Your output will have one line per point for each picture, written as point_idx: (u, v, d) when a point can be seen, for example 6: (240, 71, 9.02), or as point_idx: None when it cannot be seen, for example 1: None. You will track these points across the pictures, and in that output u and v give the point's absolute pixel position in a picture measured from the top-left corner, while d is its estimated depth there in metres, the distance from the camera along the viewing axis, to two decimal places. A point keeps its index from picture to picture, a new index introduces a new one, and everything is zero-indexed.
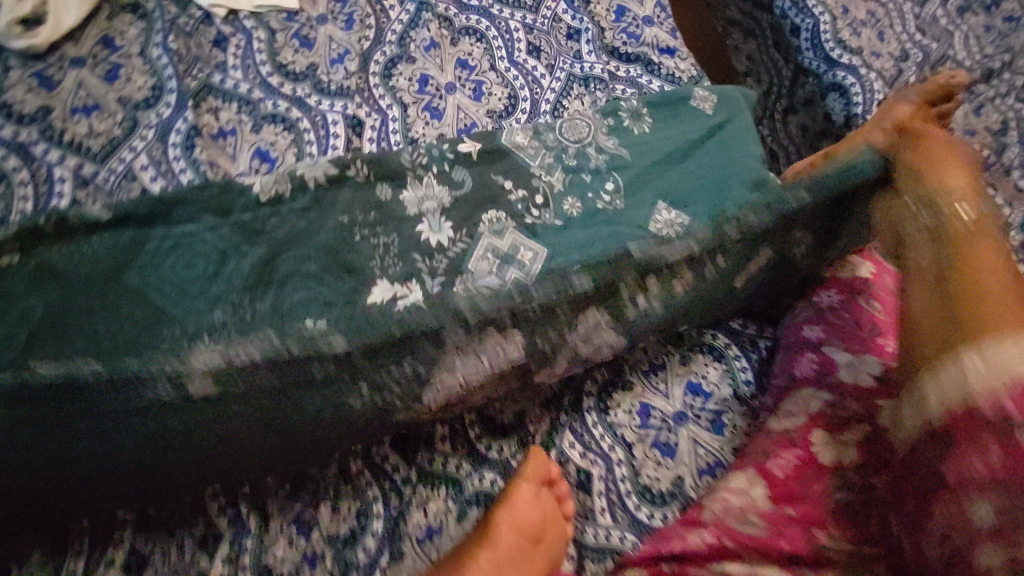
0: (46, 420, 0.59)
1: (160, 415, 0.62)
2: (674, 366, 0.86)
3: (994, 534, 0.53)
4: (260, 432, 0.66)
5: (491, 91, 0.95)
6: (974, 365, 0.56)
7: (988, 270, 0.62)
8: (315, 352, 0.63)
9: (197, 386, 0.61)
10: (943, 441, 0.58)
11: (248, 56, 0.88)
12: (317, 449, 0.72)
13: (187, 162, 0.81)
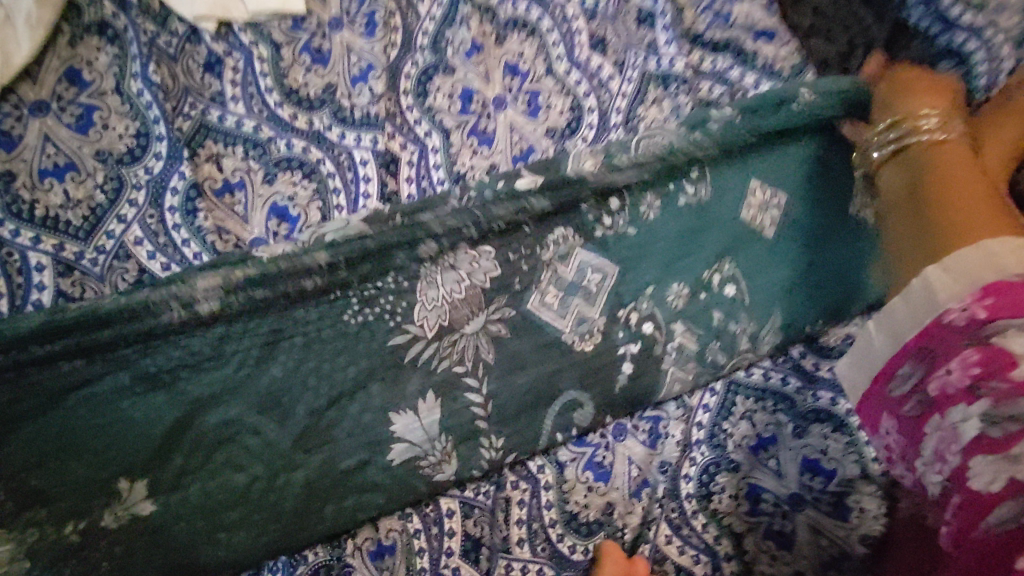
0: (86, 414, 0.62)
1: (174, 376, 0.63)
2: (785, 438, 0.71)
3: (991, 448, 0.46)
4: (226, 398, 0.64)
5: (549, 103, 0.77)
6: (938, 278, 0.54)
7: (968, 184, 0.60)
8: (307, 268, 0.64)
9: (204, 305, 0.62)
10: (926, 358, 0.53)
11: (250, 82, 0.70)
12: (324, 432, 0.66)
13: (189, 231, 0.66)
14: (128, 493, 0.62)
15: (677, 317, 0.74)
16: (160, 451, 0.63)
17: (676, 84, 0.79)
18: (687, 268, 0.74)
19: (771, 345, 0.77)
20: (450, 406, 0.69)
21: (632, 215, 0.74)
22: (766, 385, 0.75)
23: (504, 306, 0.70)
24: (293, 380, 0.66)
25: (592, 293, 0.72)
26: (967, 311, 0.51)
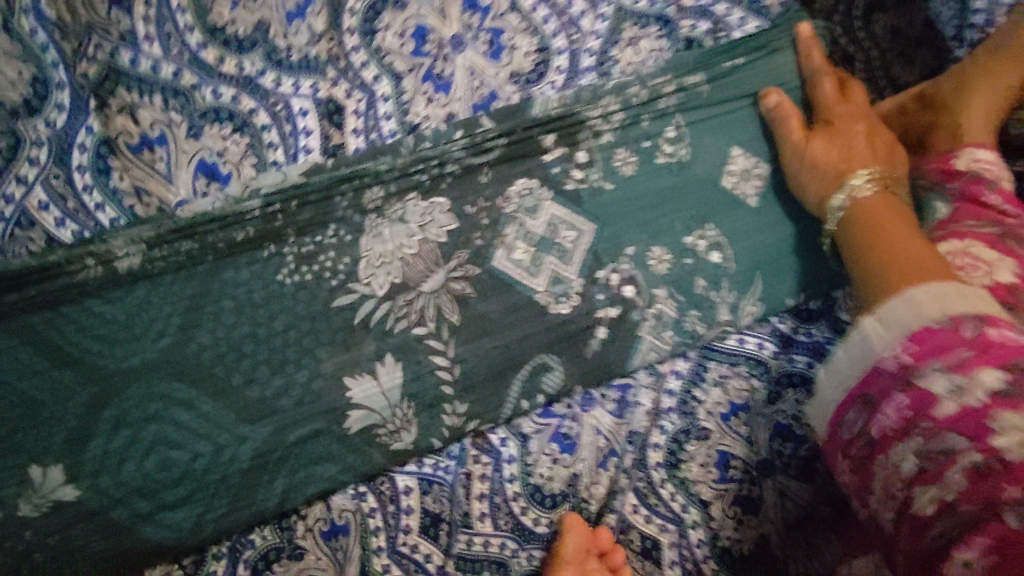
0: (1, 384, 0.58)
1: (99, 339, 0.59)
2: (758, 405, 0.69)
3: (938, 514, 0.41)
4: (159, 352, 0.59)
5: (513, 43, 0.69)
6: (873, 328, 0.49)
7: (901, 243, 0.53)
8: (266, 235, 0.62)
9: (125, 260, 0.59)
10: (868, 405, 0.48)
11: (164, 16, 0.60)
12: (259, 397, 0.61)
13: (102, 194, 0.60)
14: (44, 479, 0.57)
15: (661, 282, 0.67)
16: (81, 429, 0.58)
17: (658, 24, 0.72)
18: (668, 229, 0.68)
19: (752, 318, 0.69)
20: (410, 378, 0.63)
21: (603, 164, 0.68)
22: (738, 350, 0.71)
23: (466, 263, 0.65)
24: (232, 335, 0.61)
25: (566, 251, 0.66)
26: (898, 358, 0.46)
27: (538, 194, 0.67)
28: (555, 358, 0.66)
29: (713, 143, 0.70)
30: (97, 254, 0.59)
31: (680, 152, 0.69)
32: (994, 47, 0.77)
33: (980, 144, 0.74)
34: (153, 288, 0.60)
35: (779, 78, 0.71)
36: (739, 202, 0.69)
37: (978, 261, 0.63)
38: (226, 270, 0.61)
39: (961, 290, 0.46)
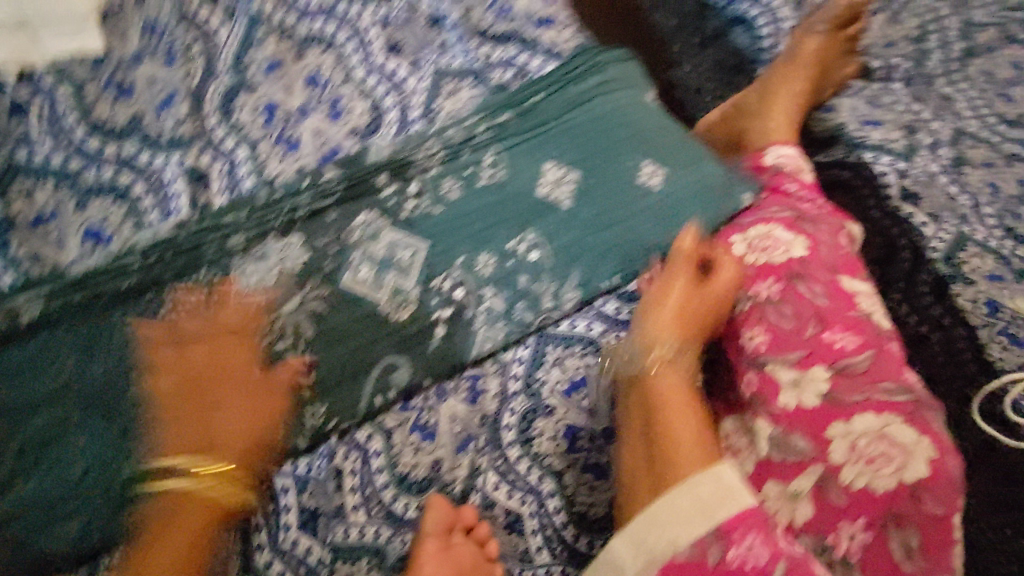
0: None
1: (12, 380, 0.69)
2: (597, 380, 0.78)
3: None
4: (61, 386, 0.69)
5: (350, 106, 0.84)
6: (621, 549, 0.64)
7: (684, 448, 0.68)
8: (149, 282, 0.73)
9: (27, 311, 0.70)
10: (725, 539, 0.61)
11: (56, 119, 0.77)
12: (145, 414, 0.69)
13: (6, 262, 0.73)
14: None
15: (487, 282, 0.79)
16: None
17: (470, 77, 0.88)
18: (491, 238, 0.80)
19: (573, 302, 0.81)
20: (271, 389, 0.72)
21: (431, 192, 0.81)
22: (572, 332, 0.81)
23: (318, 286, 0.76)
24: (123, 364, 0.70)
25: (404, 267, 0.78)
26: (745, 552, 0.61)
27: (377, 223, 0.79)
28: (400, 357, 0.77)
29: (526, 163, 0.84)
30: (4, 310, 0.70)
31: (497, 173, 0.83)
32: (770, 71, 1.03)
33: (785, 140, 0.94)
34: (54, 334, 0.71)
35: (571, 100, 0.87)
36: (551, 205, 0.82)
37: (778, 242, 0.79)
38: (116, 312, 0.72)
39: (721, 487, 0.63)
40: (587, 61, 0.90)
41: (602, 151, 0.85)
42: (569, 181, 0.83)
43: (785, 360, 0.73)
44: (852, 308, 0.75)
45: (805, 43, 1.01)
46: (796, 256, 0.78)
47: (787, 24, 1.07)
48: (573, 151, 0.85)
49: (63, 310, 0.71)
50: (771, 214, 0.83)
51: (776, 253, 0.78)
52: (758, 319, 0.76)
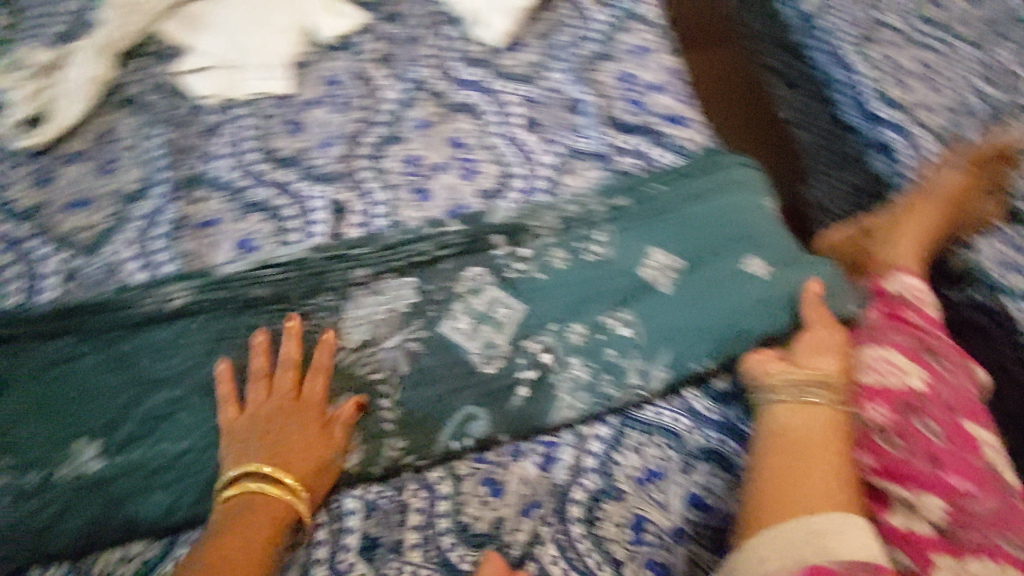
0: (62, 373, 0.74)
1: (147, 357, 0.76)
2: (673, 473, 0.77)
3: None
4: (185, 372, 0.76)
5: (483, 170, 0.91)
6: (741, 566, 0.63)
7: (814, 481, 0.67)
8: (280, 297, 0.80)
9: (175, 299, 0.78)
10: None
11: (238, 144, 0.88)
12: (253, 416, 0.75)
13: (170, 253, 0.82)
14: (80, 452, 0.71)
15: (574, 352, 0.82)
16: (113, 419, 0.73)
17: (597, 159, 0.93)
18: (588, 312, 0.83)
19: (657, 389, 0.81)
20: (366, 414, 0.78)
21: (542, 259, 0.86)
22: (655, 421, 0.80)
23: (418, 328, 0.82)
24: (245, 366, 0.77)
25: (502, 326, 0.82)
26: None
27: (484, 278, 0.84)
28: (480, 409, 0.79)
29: (635, 245, 0.86)
30: (155, 293, 0.78)
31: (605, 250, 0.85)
32: (903, 197, 1.01)
33: (911, 270, 0.90)
34: (191, 325, 0.78)
35: (688, 193, 0.90)
36: (651, 287, 0.84)
37: (894, 367, 0.76)
38: (245, 316, 0.79)
39: (848, 535, 0.62)
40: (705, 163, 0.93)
41: (718, 246, 0.87)
42: (675, 270, 0.85)
43: (895, 482, 0.71)
44: (977, 457, 0.72)
45: (940, 177, 0.99)
46: (912, 386, 0.75)
47: (933, 156, 1.00)
48: (683, 243, 0.86)
49: (203, 305, 0.78)
50: (889, 336, 0.80)
51: (893, 378, 0.76)
52: (885, 420, 0.74)
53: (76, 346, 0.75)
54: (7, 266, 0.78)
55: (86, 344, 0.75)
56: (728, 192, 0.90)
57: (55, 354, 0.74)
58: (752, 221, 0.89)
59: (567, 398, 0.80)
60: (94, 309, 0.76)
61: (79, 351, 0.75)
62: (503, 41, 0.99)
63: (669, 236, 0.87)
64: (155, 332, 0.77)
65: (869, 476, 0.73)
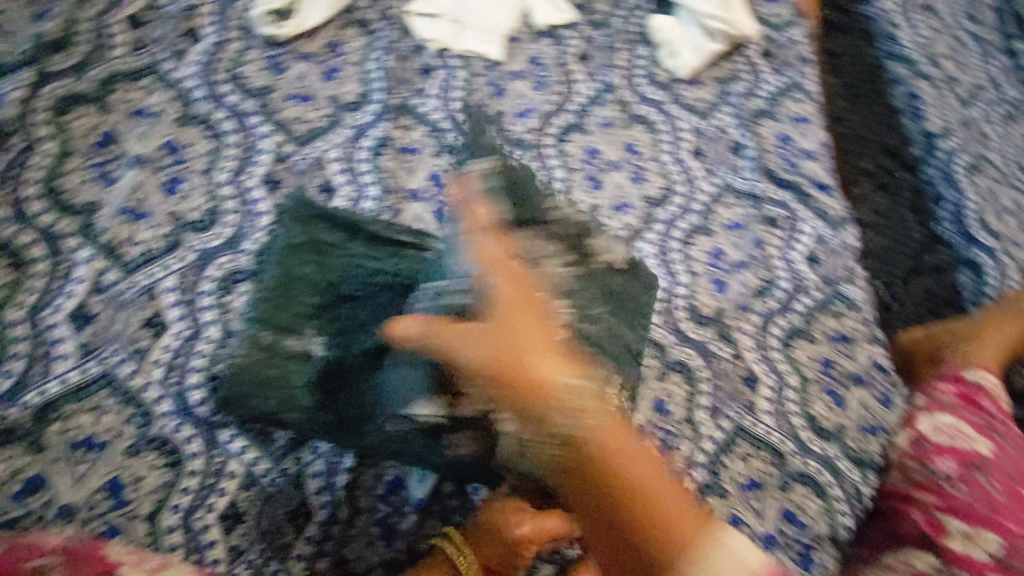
0: (342, 295, 0.78)
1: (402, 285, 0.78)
2: (771, 488, 0.85)
3: (941, 543, 0.72)
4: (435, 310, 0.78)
5: (649, 178, 1.00)
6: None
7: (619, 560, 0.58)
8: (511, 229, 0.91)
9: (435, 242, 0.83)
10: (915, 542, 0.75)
11: (447, 89, 0.95)
12: None
13: (371, 167, 0.88)
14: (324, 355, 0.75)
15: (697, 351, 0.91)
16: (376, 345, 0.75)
17: (748, 200, 1.03)
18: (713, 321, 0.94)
19: (765, 409, 0.89)
20: None
21: (685, 264, 0.96)
22: (765, 438, 0.87)
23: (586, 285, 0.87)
24: None
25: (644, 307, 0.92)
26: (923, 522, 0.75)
27: (635, 269, 0.94)
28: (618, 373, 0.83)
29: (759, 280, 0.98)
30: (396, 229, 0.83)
31: (732, 277, 0.97)
32: (971, 314, 1.16)
33: (987, 364, 1.00)
34: (453, 269, 0.81)
35: (811, 251, 1.01)
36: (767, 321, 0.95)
37: (966, 433, 0.80)
38: (486, 268, 0.83)
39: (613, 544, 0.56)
40: (840, 231, 1.03)
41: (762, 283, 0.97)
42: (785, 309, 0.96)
43: (955, 515, 0.73)
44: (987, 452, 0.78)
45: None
46: (982, 450, 0.78)
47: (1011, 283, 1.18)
48: (800, 290, 0.98)
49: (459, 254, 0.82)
50: (967, 414, 0.84)
51: (964, 440, 0.80)
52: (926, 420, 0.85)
53: (372, 261, 0.80)
54: (227, 132, 0.83)
55: (364, 261, 0.80)
56: (823, 253, 1.01)
57: (338, 270, 0.79)
58: (788, 266, 0.99)
59: (679, 389, 0.88)
60: (353, 230, 0.81)
61: (353, 269, 0.79)
62: (688, 76, 1.09)
63: (782, 280, 0.98)
64: (413, 265, 0.81)
65: (935, 514, 0.75)
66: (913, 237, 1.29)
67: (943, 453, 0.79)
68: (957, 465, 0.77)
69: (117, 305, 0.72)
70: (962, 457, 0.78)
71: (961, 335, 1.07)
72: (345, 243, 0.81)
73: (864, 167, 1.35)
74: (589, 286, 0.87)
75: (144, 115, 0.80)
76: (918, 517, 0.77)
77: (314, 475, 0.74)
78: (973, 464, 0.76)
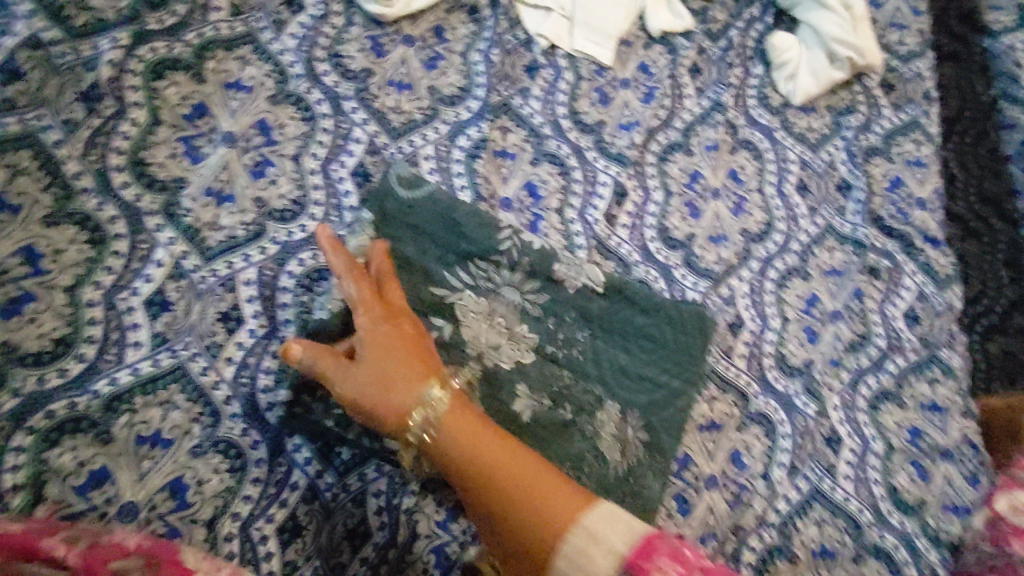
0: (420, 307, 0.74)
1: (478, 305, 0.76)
2: (846, 561, 0.79)
3: None
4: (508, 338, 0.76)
5: (750, 212, 0.93)
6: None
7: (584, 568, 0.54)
8: (604, 250, 0.85)
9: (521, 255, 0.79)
10: None
11: (551, 92, 0.89)
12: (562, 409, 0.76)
13: (466, 170, 0.83)
14: None
15: (783, 405, 0.85)
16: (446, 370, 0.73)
17: (852, 245, 0.96)
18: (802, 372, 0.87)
19: (848, 476, 0.83)
20: (585, 401, 0.77)
21: (778, 307, 0.90)
22: (843, 506, 0.81)
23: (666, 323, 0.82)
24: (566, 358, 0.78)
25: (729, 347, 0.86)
26: None
27: (726, 308, 0.87)
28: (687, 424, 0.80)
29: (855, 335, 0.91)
30: (484, 241, 0.78)
31: (826, 327, 0.90)
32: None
33: None
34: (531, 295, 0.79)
35: (912, 309, 0.94)
36: (860, 380, 0.89)
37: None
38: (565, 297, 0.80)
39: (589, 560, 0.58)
40: (946, 291, 0.96)
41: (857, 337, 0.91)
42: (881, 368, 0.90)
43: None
44: None
45: None
46: None
47: None
48: (898, 350, 0.91)
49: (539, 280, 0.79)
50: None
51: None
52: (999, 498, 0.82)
53: (452, 274, 0.76)
54: (322, 115, 0.78)
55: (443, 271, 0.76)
56: (924, 313, 0.94)
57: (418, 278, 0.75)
58: (887, 322, 0.92)
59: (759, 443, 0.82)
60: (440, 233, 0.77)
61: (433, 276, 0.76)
62: (802, 103, 1.01)
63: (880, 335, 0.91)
64: (493, 286, 0.78)
65: None
66: (1005, 293, 1.18)
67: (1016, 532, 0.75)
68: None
69: (195, 293, 0.68)
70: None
71: None
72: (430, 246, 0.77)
73: (960, 211, 1.24)
74: (671, 325, 0.82)
75: (239, 89, 0.75)
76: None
77: (376, 493, 0.70)
78: None
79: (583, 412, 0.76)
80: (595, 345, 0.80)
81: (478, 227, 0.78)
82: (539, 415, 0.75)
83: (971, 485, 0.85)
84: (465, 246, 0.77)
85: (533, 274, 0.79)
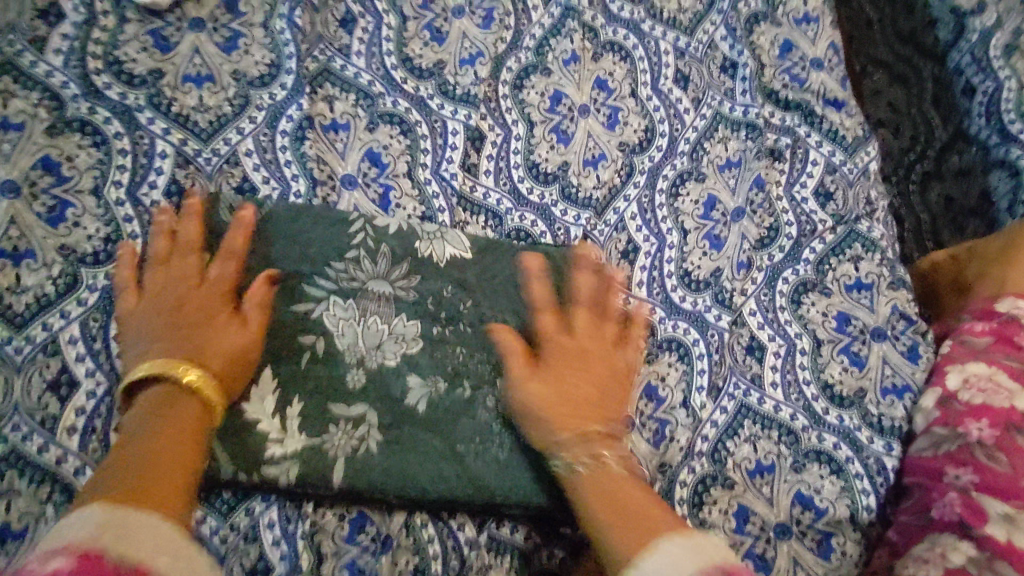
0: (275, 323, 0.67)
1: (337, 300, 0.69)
2: (783, 471, 0.74)
3: (991, 520, 0.65)
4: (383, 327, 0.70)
5: (627, 120, 0.85)
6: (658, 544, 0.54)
7: (629, 501, 0.60)
8: (471, 203, 0.78)
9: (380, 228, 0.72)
10: (952, 524, 0.67)
11: (374, 44, 0.80)
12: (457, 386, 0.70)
13: (293, 155, 0.74)
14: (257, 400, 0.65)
15: (690, 322, 0.79)
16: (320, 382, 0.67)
17: (746, 130, 0.87)
18: (708, 285, 0.81)
19: (775, 381, 0.78)
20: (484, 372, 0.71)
21: (674, 220, 0.83)
22: (773, 416, 0.77)
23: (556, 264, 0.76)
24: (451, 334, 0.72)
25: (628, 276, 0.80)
26: (957, 505, 0.68)
27: (616, 235, 0.81)
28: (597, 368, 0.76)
29: (762, 230, 0.84)
30: (326, 227, 0.70)
31: (729, 229, 0.83)
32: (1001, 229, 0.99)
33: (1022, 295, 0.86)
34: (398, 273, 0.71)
35: (821, 185, 0.86)
36: (776, 277, 0.82)
37: (1002, 386, 0.74)
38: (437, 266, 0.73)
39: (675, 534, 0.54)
40: (854, 156, 0.88)
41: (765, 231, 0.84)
42: (797, 257, 0.83)
43: (998, 498, 0.66)
44: None
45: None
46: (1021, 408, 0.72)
47: None
48: (811, 233, 0.85)
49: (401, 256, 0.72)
50: (999, 357, 0.77)
51: (998, 396, 0.73)
52: (957, 372, 0.77)
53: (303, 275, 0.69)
54: (114, 136, 0.70)
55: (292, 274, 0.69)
56: (836, 186, 0.87)
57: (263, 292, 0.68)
58: (795, 205, 0.85)
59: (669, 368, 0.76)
60: (277, 234, 0.69)
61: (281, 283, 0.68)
62: None
63: (789, 222, 0.85)
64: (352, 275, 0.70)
65: (975, 493, 0.67)
66: (935, 136, 1.13)
67: (980, 419, 0.72)
68: (994, 428, 0.71)
69: (13, 368, 0.63)
70: (1004, 418, 0.71)
71: (1001, 247, 0.90)
72: (270, 251, 0.69)
73: (881, 57, 1.17)
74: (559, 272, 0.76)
75: (5, 128, 0.67)
76: (954, 498, 0.68)
77: (269, 524, 0.65)
78: (1013, 427, 0.71)
79: (484, 386, 0.71)
80: (483, 313, 0.73)
81: (322, 220, 0.71)
82: (436, 403, 0.69)
83: (911, 360, 0.81)
84: (315, 250, 0.70)
85: (399, 259, 0.72)
